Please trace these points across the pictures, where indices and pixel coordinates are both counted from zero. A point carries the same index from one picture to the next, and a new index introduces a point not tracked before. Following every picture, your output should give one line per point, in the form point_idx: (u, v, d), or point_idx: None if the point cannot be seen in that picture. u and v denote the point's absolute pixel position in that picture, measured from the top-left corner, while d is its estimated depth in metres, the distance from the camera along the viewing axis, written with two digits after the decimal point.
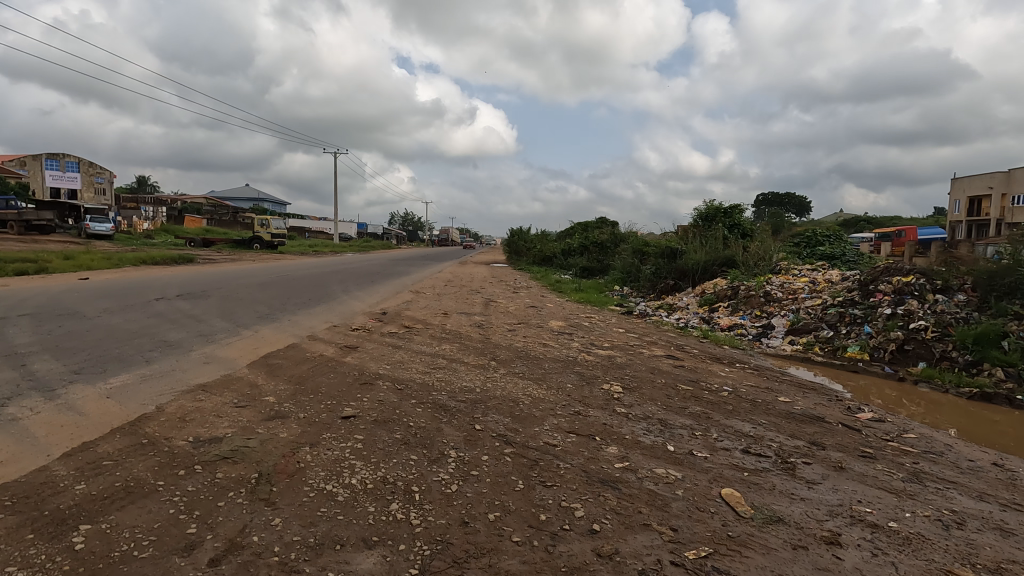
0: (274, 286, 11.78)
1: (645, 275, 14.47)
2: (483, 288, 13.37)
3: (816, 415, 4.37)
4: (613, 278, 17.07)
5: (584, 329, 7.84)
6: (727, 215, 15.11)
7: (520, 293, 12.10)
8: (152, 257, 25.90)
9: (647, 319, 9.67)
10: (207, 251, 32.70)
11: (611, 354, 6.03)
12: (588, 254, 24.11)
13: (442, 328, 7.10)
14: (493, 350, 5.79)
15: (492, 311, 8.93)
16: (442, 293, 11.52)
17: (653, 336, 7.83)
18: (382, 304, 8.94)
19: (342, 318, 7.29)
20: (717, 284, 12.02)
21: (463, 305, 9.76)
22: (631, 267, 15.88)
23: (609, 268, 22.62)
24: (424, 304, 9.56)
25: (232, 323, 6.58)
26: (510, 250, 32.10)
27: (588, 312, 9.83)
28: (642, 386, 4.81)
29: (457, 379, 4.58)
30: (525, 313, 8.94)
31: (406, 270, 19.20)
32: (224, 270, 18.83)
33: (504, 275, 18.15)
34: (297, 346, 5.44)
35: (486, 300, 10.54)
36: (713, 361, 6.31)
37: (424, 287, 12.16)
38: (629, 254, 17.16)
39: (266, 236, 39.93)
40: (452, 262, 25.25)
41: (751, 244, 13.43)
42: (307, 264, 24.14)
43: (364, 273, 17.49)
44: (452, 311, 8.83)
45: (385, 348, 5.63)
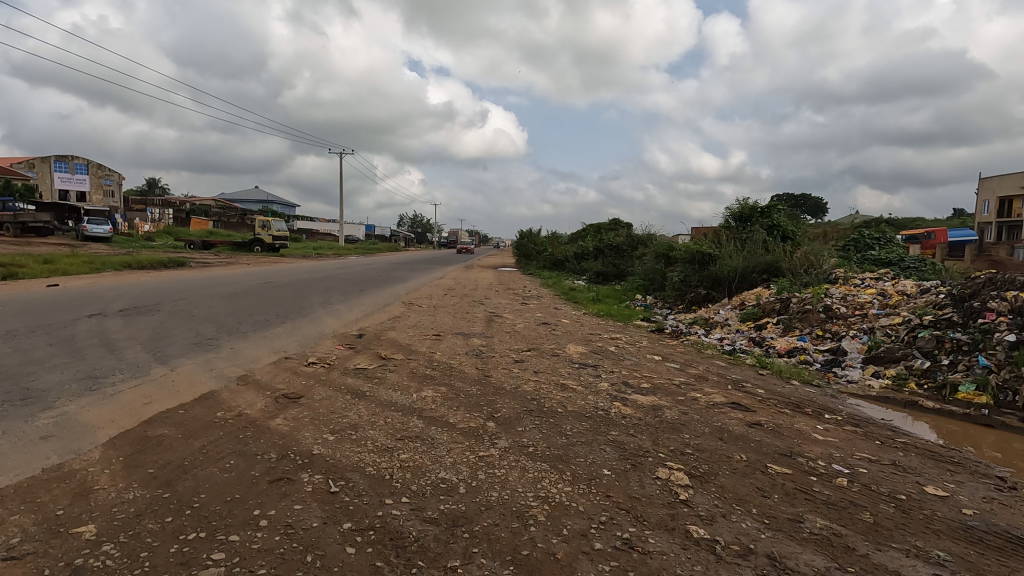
0: (245, 295, 10.24)
1: (671, 282, 12.77)
2: (487, 298, 11.74)
3: (1012, 532, 2.70)
4: (633, 285, 15.40)
5: (610, 357, 6.21)
6: (765, 216, 13.35)
7: (529, 306, 10.49)
8: (142, 260, 24.64)
9: (683, 339, 8.00)
10: (204, 255, 31.41)
11: (654, 403, 4.39)
12: (604, 259, 22.37)
13: (428, 359, 5.50)
14: (492, 400, 4.16)
15: (495, 332, 7.32)
16: (440, 305, 9.94)
17: (697, 366, 6.20)
18: (362, 323, 7.34)
19: (303, 345, 5.71)
20: (760, 294, 10.30)
21: (461, 322, 8.16)
22: (654, 275, 14.16)
23: (625, 274, 20.97)
24: (414, 321, 7.97)
25: (152, 353, 5.05)
26: (520, 253, 30.43)
27: (610, 331, 8.20)
28: (716, 470, 3.15)
29: (432, 465, 2.96)
30: (535, 334, 7.33)
31: (406, 276, 17.69)
32: (209, 275, 17.39)
33: (512, 282, 16.55)
34: (215, 395, 3.88)
35: (488, 316, 8.93)
36: (791, 410, 4.67)
37: (419, 299, 10.58)
38: (651, 259, 15.44)
39: (267, 238, 38.62)
40: (457, 266, 23.69)
41: (796, 249, 11.70)
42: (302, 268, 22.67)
43: (359, 279, 15.94)
44: (446, 331, 7.23)
45: (340, 399, 4.02)
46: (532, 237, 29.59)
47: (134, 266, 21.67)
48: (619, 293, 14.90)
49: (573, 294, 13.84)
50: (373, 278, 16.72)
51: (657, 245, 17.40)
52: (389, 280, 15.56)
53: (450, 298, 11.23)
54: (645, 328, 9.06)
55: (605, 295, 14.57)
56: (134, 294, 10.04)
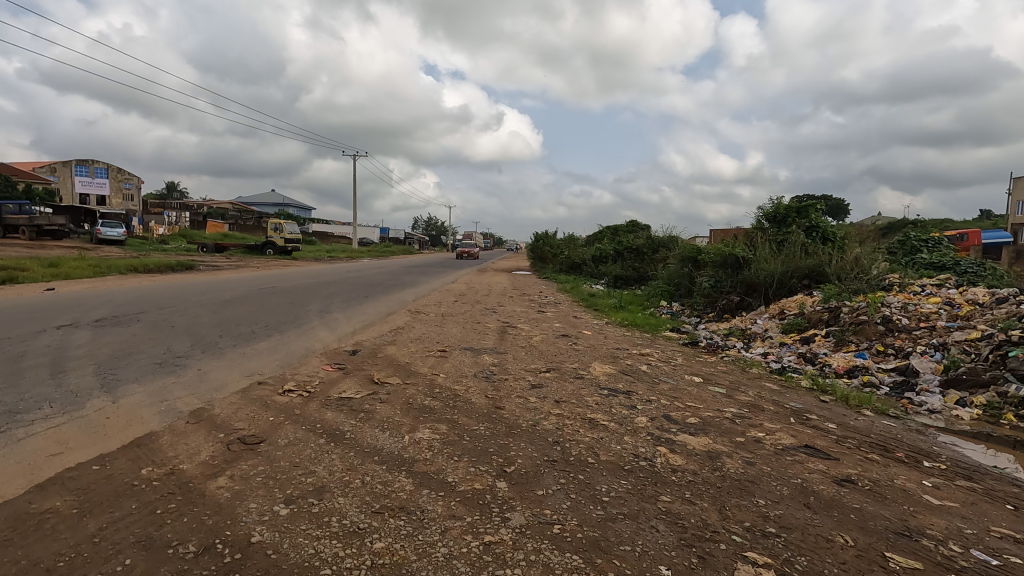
0: (240, 302, 9.51)
1: (700, 288, 11.80)
2: (501, 305, 10.90)
3: None
4: (656, 290, 14.43)
5: (643, 381, 5.29)
6: (803, 217, 12.28)
7: (546, 315, 9.59)
8: (150, 263, 24.20)
9: (723, 356, 7.04)
10: (216, 257, 31.03)
11: (708, 448, 3.47)
12: (623, 263, 21.36)
13: (429, 384, 4.64)
14: (504, 447, 3.28)
15: (509, 347, 6.44)
16: (449, 314, 9.08)
17: (746, 391, 5.26)
18: (358, 337, 6.50)
19: (284, 366, 4.89)
20: (804, 303, 9.29)
21: (471, 335, 7.29)
22: (680, 281, 13.17)
23: (646, 277, 20.13)
24: (418, 334, 7.12)
25: (102, 376, 4.27)
26: (535, 256, 29.49)
27: (638, 345, 7.28)
28: (819, 568, 2.23)
29: (417, 563, 2.08)
30: (555, 350, 6.44)
31: (415, 279, 16.92)
32: (213, 278, 16.80)
33: (527, 288, 15.68)
34: (153, 439, 3.06)
35: (501, 327, 8.04)
36: (879, 455, 3.72)
37: (427, 307, 9.76)
38: (676, 263, 14.44)
39: (279, 241, 38.20)
40: (470, 269, 22.86)
41: (840, 252, 10.66)
42: (311, 271, 22.01)
43: (366, 283, 15.22)
44: (453, 347, 6.36)
45: (311, 443, 3.18)
46: (548, 239, 28.65)
47: (141, 269, 21.19)
48: (642, 299, 13.93)
49: (593, 300, 12.90)
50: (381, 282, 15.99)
51: (682, 248, 16.37)
52: (398, 284, 14.76)
53: (461, 306, 10.37)
54: (676, 341, 8.12)
55: (627, 301, 13.61)
56: (122, 301, 9.35)
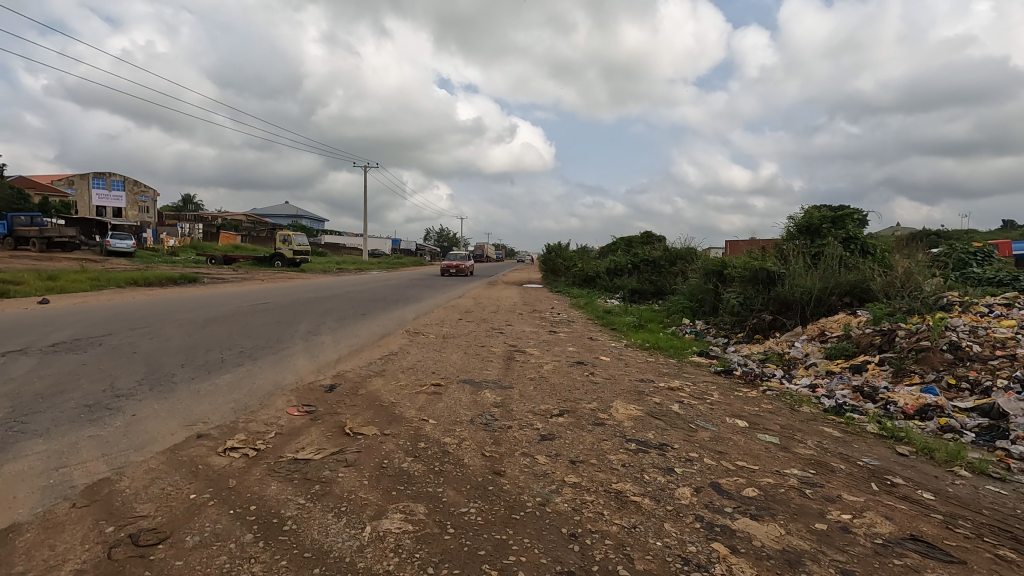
0: (224, 321, 8.72)
1: (727, 306, 10.81)
2: (509, 324, 10.02)
3: None
4: (677, 306, 13.44)
5: (677, 427, 4.35)
6: (839, 227, 11.23)
7: (558, 336, 8.69)
8: (153, 275, 23.72)
9: (763, 389, 6.07)
10: (222, 270, 30.59)
11: (784, 548, 2.50)
12: (639, 275, 20.42)
13: (413, 435, 3.73)
14: (500, 549, 2.35)
15: (516, 380, 5.54)
16: (450, 336, 8.21)
17: (805, 442, 4.29)
18: (341, 367, 5.64)
19: (240, 410, 4.02)
20: (849, 324, 8.25)
21: (473, 362, 6.39)
22: (703, 296, 12.20)
23: (664, 291, 19.15)
24: (413, 361, 6.24)
25: (5, 427, 3.44)
26: (547, 268, 28.58)
27: (664, 375, 6.34)
28: None
29: None
30: (569, 383, 5.52)
31: (420, 294, 16.07)
32: (211, 292, 16.16)
33: (539, 303, 14.79)
34: (7, 540, 2.19)
35: (507, 352, 7.13)
36: (1014, 551, 2.72)
37: (427, 326, 8.89)
38: (697, 277, 13.47)
39: (288, 253, 37.75)
40: (479, 283, 22.05)
41: (884, 265, 9.61)
42: (315, 285, 21.35)
43: (368, 298, 14.44)
44: (450, 379, 5.48)
45: (230, 545, 2.27)
46: (560, 251, 27.76)
47: (142, 282, 20.69)
48: (660, 316, 12.98)
49: (608, 317, 11.97)
50: (385, 296, 15.21)
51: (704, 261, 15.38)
52: (401, 300, 13.93)
53: (465, 325, 9.51)
54: (705, 369, 7.16)
55: (645, 318, 12.65)
56: (96, 319, 8.63)
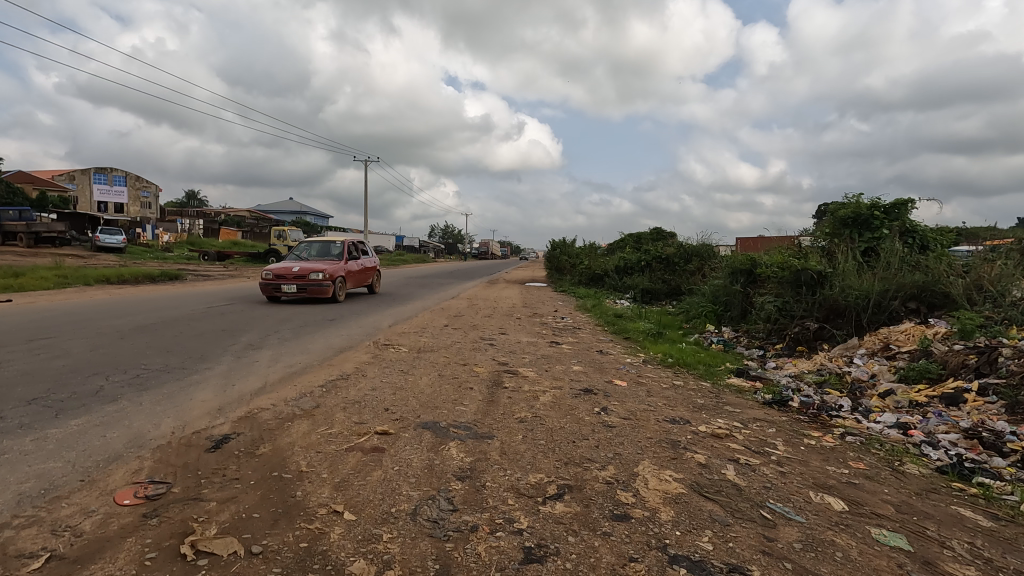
0: (156, 330, 7.19)
1: (761, 311, 9.16)
2: (503, 331, 8.46)
3: None
4: (698, 310, 11.80)
5: (741, 518, 2.76)
6: (894, 219, 9.54)
7: (560, 349, 7.09)
8: (133, 272, 22.31)
9: (836, 431, 4.46)
10: (211, 267, 29.16)
11: None
12: (651, 275, 18.79)
13: (300, 557, 2.15)
14: None
15: (497, 424, 3.96)
16: (427, 350, 6.64)
17: (948, 545, 2.69)
18: (256, 403, 4.08)
19: (32, 499, 2.45)
20: (926, 337, 6.59)
21: (446, 391, 4.82)
22: (729, 299, 10.56)
23: (677, 292, 17.81)
24: (364, 390, 4.68)
25: None
26: (551, 266, 27.00)
27: (698, 410, 4.75)
28: None
29: None
30: (572, 428, 3.93)
31: (410, 295, 14.58)
32: (182, 291, 14.75)
33: (541, 304, 13.23)
34: None
35: (494, 373, 5.55)
36: None
37: (403, 337, 7.34)
38: (721, 277, 11.83)
39: (282, 249, 36.30)
40: (478, 281, 20.53)
41: (956, 265, 7.94)
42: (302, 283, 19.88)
43: (350, 299, 12.93)
44: (406, 422, 3.91)
45: None
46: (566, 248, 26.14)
47: (118, 278, 19.28)
48: (679, 322, 11.37)
49: (619, 322, 10.37)
50: (371, 297, 13.70)
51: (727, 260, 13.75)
52: (386, 301, 12.40)
53: (449, 335, 7.90)
54: (749, 397, 5.55)
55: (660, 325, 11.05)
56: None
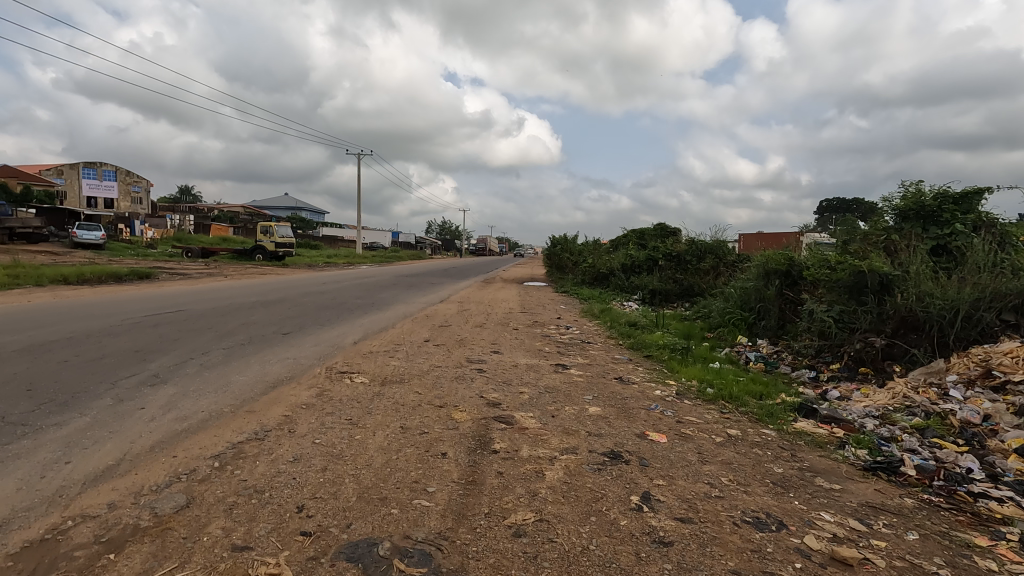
0: (49, 352, 5.57)
1: (809, 321, 7.57)
2: (496, 349, 6.88)
3: None
4: (723, 317, 10.23)
5: None
6: (967, 211, 7.93)
7: (568, 377, 5.50)
8: (99, 269, 20.64)
9: (1006, 533, 2.87)
10: (190, 265, 27.56)
11: None
12: (660, 275, 17.26)
13: None
14: None
15: (477, 547, 2.36)
16: (394, 382, 5.05)
17: None
18: (80, 505, 2.48)
19: None
20: None
21: (406, 464, 3.22)
22: (765, 306, 8.99)
23: (690, 293, 16.36)
24: (278, 464, 3.08)
25: None
26: (551, 265, 25.49)
27: (783, 491, 3.16)
28: None
29: None
30: (602, 553, 2.34)
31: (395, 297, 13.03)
32: (141, 293, 13.24)
33: (541, 310, 11.65)
34: None
35: (479, 423, 3.97)
36: None
37: (368, 361, 5.76)
38: (750, 279, 10.25)
39: (269, 245, 34.65)
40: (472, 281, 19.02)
41: None
42: (281, 282, 18.28)
43: (323, 304, 11.33)
44: (322, 544, 2.32)
45: None
46: (567, 244, 24.57)
47: (79, 278, 17.68)
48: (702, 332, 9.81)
49: (636, 333, 8.80)
50: (349, 300, 12.10)
51: (754, 260, 12.15)
52: (364, 307, 10.80)
53: (427, 354, 6.30)
54: (839, 455, 3.96)
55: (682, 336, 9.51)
56: None
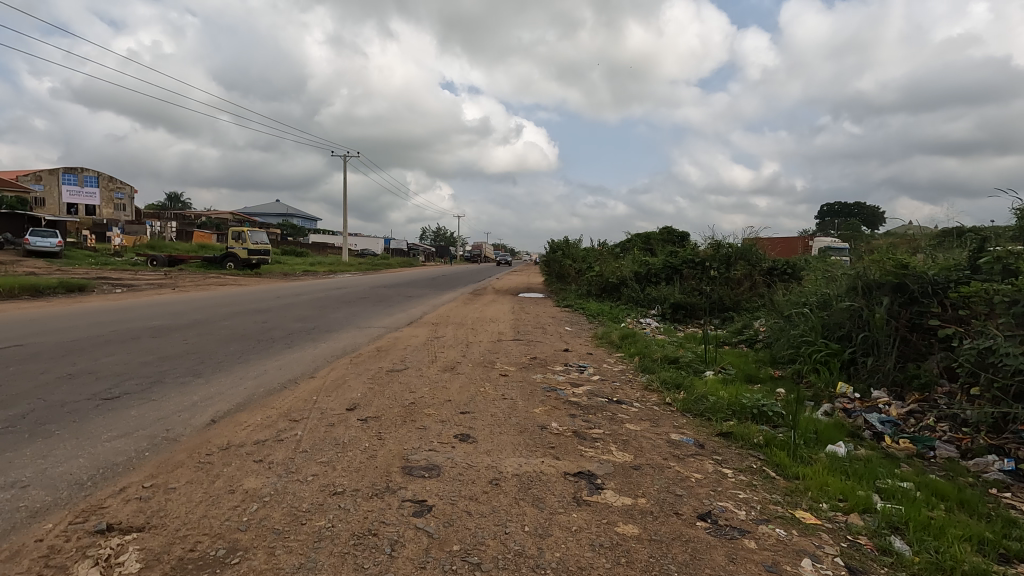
0: None
1: (981, 370, 4.66)
2: (467, 427, 3.95)
3: None
4: (797, 348, 7.31)
5: None
6: None
7: (606, 527, 2.57)
8: (24, 282, 17.65)
9: None
10: (146, 276, 24.52)
11: None
12: (681, 285, 14.43)
13: None
14: None
15: None
16: (200, 572, 2.10)
17: None
18: None
19: None
20: None
21: None
22: (875, 340, 6.07)
23: (719, 306, 13.58)
24: None
25: None
26: (551, 273, 22.70)
27: None
28: None
29: None
30: None
31: (349, 317, 9.99)
32: (24, 313, 10.24)
33: (541, 336, 8.71)
34: None
35: None
36: None
37: (197, 486, 2.83)
38: (835, 293, 7.34)
39: (241, 253, 31.63)
40: (458, 294, 16.07)
41: None
42: (228, 296, 15.28)
43: (247, 328, 8.34)
44: None
45: None
46: (568, 250, 21.51)
47: None
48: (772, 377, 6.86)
49: (688, 380, 5.84)
50: (287, 321, 9.13)
51: (823, 277, 9.22)
52: (300, 334, 7.82)
53: (331, 452, 3.34)
54: None
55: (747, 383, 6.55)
56: None
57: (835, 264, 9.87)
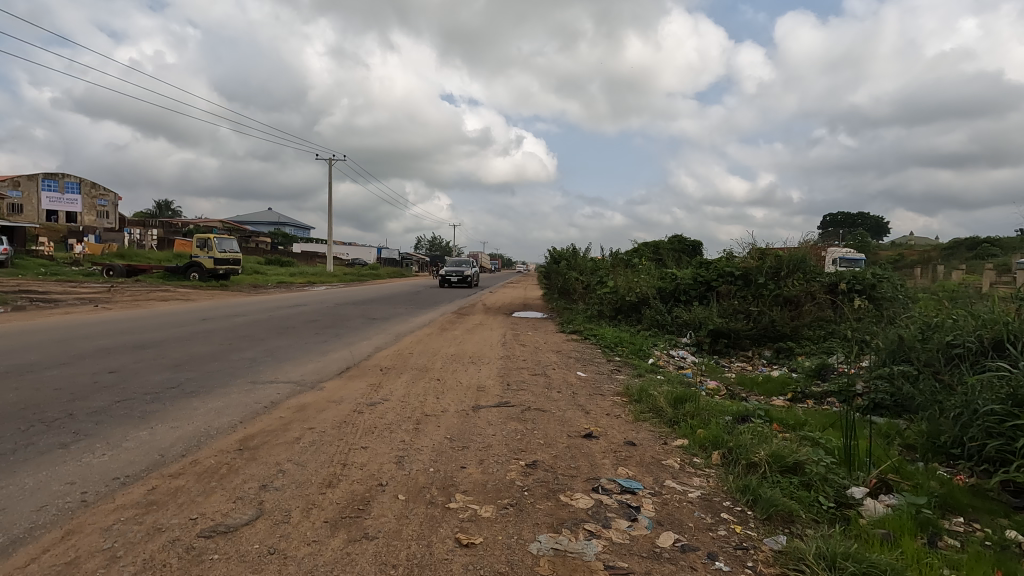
0: None
1: None
2: None
3: None
4: (994, 435, 4.14)
5: None
6: None
7: None
8: None
9: None
10: (86, 288, 21.34)
11: None
12: (720, 306, 11.28)
13: None
14: None
15: None
16: None
17: None
18: None
19: None
20: None
21: None
22: None
23: (770, 334, 10.46)
24: None
25: None
26: (551, 288, 19.58)
27: None
28: None
29: None
30: None
31: (261, 356, 6.77)
32: None
33: (541, 396, 5.54)
34: None
35: None
36: None
37: None
38: None
39: (206, 262, 28.15)
40: (437, 315, 12.85)
41: None
42: (147, 316, 12.11)
43: (63, 385, 5.10)
44: None
45: None
46: (573, 262, 18.35)
47: None
48: (978, 504, 3.67)
49: (876, 552, 2.64)
50: (148, 369, 5.89)
51: (979, 313, 6.03)
52: (134, 401, 4.59)
53: None
54: None
55: (948, 525, 3.36)
56: None
57: (987, 298, 6.68)
